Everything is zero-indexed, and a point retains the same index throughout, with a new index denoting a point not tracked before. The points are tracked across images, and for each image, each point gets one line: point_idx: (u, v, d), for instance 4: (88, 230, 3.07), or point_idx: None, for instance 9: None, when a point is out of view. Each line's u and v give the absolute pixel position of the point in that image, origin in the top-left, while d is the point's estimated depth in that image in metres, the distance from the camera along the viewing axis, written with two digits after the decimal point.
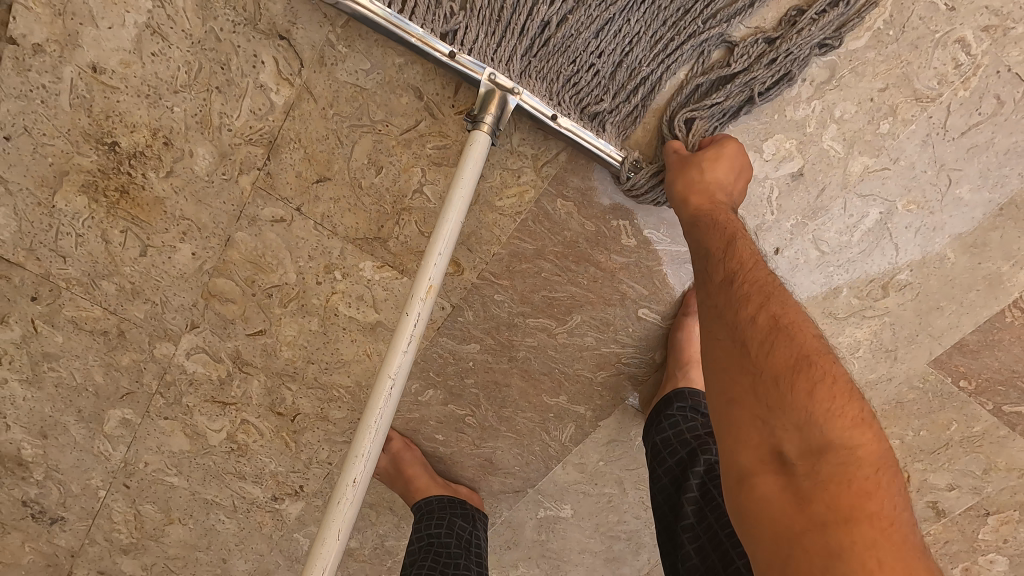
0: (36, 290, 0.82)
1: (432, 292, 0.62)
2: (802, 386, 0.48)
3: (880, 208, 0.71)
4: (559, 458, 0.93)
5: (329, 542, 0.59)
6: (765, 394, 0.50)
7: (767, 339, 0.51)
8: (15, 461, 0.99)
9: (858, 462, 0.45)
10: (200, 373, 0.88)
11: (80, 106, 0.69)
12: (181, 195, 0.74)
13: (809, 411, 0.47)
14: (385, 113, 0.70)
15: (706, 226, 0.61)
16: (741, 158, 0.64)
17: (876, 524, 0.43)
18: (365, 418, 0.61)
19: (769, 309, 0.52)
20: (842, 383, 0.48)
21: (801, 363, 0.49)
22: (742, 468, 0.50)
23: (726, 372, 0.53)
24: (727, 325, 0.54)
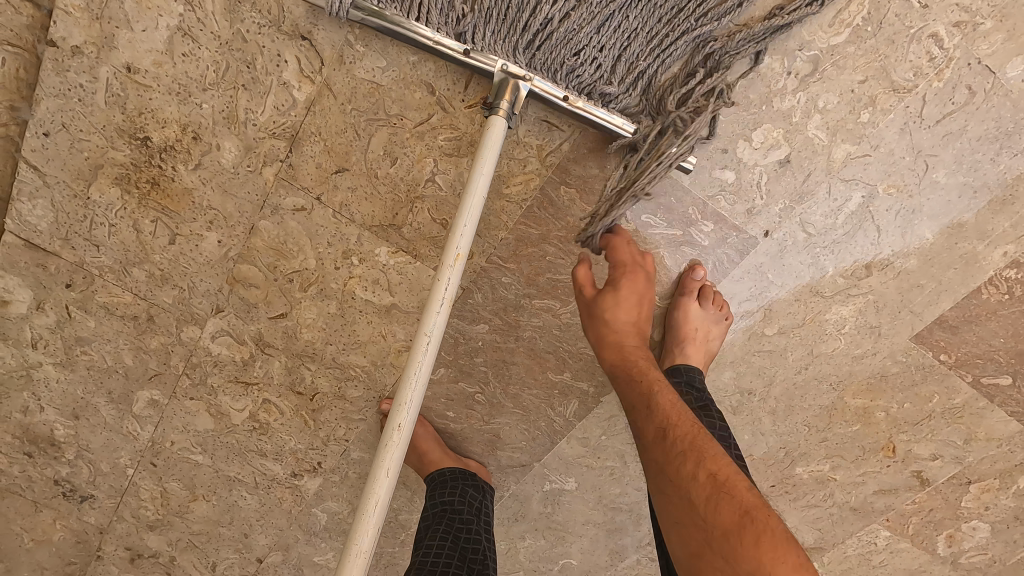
0: (71, 277, 0.87)
1: (460, 261, 0.68)
2: (746, 538, 0.58)
3: (862, 192, 0.76)
4: (564, 433, 0.99)
5: (383, 479, 0.65)
6: (719, 548, 0.60)
7: (710, 497, 0.63)
8: (47, 441, 1.04)
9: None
10: (224, 355, 0.94)
11: (115, 104, 0.74)
12: (208, 186, 0.79)
13: (756, 561, 0.57)
14: (399, 107, 0.75)
15: (626, 378, 0.76)
16: (641, 287, 0.79)
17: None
18: (406, 372, 0.68)
19: (707, 467, 0.65)
20: (779, 533, 0.58)
21: (743, 518, 0.60)
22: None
23: (685, 526, 0.64)
24: (673, 484, 0.66)
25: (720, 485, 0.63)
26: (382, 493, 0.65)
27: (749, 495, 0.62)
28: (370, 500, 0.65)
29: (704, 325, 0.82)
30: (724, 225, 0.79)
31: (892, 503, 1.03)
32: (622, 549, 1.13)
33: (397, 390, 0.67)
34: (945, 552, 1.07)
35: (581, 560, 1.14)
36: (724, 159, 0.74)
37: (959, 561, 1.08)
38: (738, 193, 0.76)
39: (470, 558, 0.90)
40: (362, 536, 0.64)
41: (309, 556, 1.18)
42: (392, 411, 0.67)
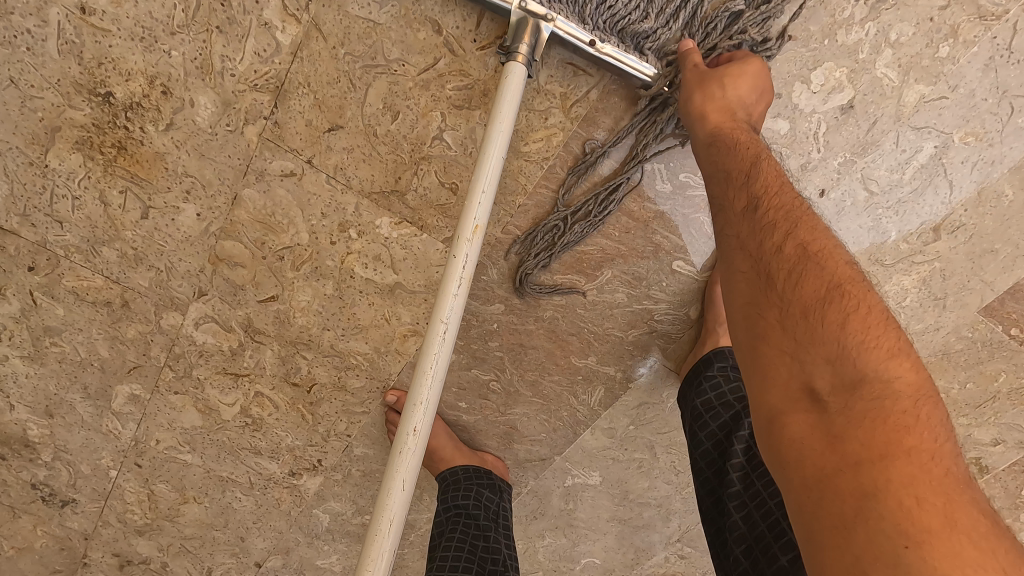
0: (33, 259, 0.77)
1: (479, 235, 0.59)
2: (834, 317, 0.43)
3: (935, 141, 0.66)
4: (588, 423, 0.90)
5: (398, 493, 0.56)
6: (792, 327, 0.45)
7: (794, 268, 0.46)
8: (21, 443, 0.95)
9: (898, 396, 0.40)
10: (210, 344, 0.84)
11: (70, 53, 0.64)
12: (183, 149, 0.69)
13: (845, 343, 0.42)
14: (401, 51, 0.65)
15: (728, 146, 0.56)
16: (768, 77, 0.59)
17: (917, 461, 0.38)
18: (420, 367, 0.58)
19: (796, 234, 0.47)
20: (877, 313, 0.43)
21: (832, 293, 0.44)
22: (768, 407, 0.45)
23: (749, 303, 0.48)
24: (742, 249, 0.50)
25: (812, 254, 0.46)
26: (397, 510, 0.57)
27: (849, 268, 0.46)
28: (384, 516, 0.56)
29: None
30: None
31: None
32: (649, 547, 1.05)
33: (409, 387, 0.58)
34: None
35: (605, 559, 1.06)
36: (778, 106, 0.64)
37: None
38: (793, 146, 0.66)
39: (490, 570, 0.82)
40: (376, 557, 0.55)
41: (310, 560, 1.10)
42: (404, 413, 0.58)
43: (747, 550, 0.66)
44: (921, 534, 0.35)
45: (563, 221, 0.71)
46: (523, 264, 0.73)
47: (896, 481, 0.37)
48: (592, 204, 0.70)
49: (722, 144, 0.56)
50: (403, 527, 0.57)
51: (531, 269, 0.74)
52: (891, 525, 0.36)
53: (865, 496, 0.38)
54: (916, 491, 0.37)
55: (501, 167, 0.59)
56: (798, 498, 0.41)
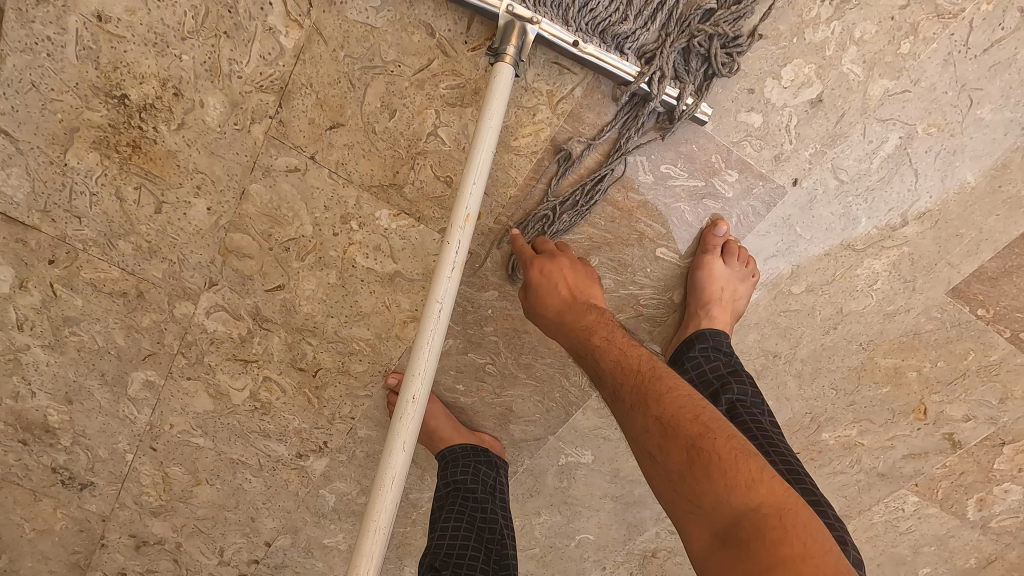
0: (53, 253, 0.82)
1: (471, 220, 0.63)
2: (700, 473, 0.56)
3: (899, 133, 0.70)
4: (579, 404, 0.95)
5: (399, 454, 0.61)
6: (682, 491, 0.57)
7: (661, 444, 0.60)
8: (42, 428, 1.00)
9: (763, 518, 0.51)
10: (221, 332, 0.89)
11: (87, 58, 0.68)
12: (194, 147, 0.74)
13: (714, 488, 0.54)
14: (397, 52, 0.69)
15: (580, 355, 0.72)
16: (556, 266, 0.73)
17: (792, 564, 0.47)
18: (418, 342, 0.63)
19: (653, 411, 0.62)
20: (727, 452, 0.56)
21: (692, 451, 0.57)
22: (697, 558, 0.55)
23: (651, 479, 0.61)
24: (631, 439, 0.64)
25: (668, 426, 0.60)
26: (397, 472, 0.61)
27: (698, 424, 0.60)
28: (386, 476, 0.61)
29: (731, 284, 0.77)
30: (750, 174, 0.73)
31: (921, 467, 0.99)
32: (640, 522, 1.10)
33: (409, 360, 0.63)
34: (975, 516, 1.04)
35: (598, 534, 1.11)
36: (751, 100, 0.69)
37: (989, 525, 1.05)
38: (766, 138, 0.71)
39: (488, 538, 0.87)
40: (379, 511, 0.60)
41: (318, 539, 1.15)
42: (404, 383, 0.62)
43: None
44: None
45: (553, 210, 0.75)
46: (515, 251, 0.78)
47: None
48: (578, 195, 0.74)
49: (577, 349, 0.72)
50: (404, 486, 0.62)
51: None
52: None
53: None
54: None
55: (491, 156, 0.63)
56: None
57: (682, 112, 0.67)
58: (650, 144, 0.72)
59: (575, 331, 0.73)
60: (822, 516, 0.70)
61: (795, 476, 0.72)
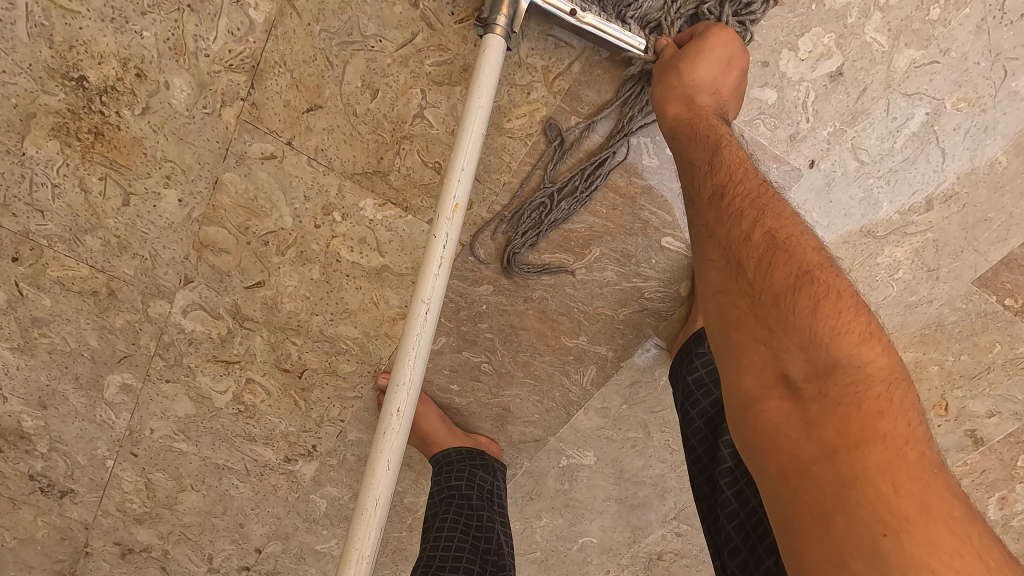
0: (17, 249, 0.76)
1: (459, 212, 0.57)
2: (804, 306, 0.46)
3: (926, 108, 0.64)
4: (581, 403, 0.90)
5: (383, 473, 0.57)
6: (766, 315, 0.48)
7: (764, 258, 0.49)
8: (16, 435, 0.95)
9: (868, 381, 0.42)
10: (199, 332, 0.84)
11: (40, 36, 0.62)
12: (161, 133, 0.68)
13: (814, 330, 0.45)
14: (377, 26, 0.63)
15: (689, 138, 0.58)
16: (738, 51, 0.59)
17: (891, 445, 0.40)
18: (402, 347, 0.58)
19: (764, 222, 0.50)
20: (846, 298, 0.45)
21: (801, 281, 0.46)
22: (754, 392, 0.47)
23: (723, 297, 0.51)
24: (716, 242, 0.53)
25: (779, 243, 0.49)
26: (381, 492, 0.57)
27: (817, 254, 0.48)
28: (369, 496, 0.56)
29: None
30: (763, 157, 0.67)
31: (941, 466, 0.94)
32: (645, 525, 1.06)
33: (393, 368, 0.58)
34: (996, 515, 0.99)
35: (602, 538, 1.07)
36: (765, 75, 0.63)
37: (1010, 524, 1.01)
38: (781, 116, 0.65)
39: (483, 548, 0.82)
40: (362, 535, 0.56)
41: (310, 544, 1.11)
42: (387, 395, 0.57)
43: (741, 527, 0.67)
44: (898, 517, 0.37)
45: (550, 198, 0.70)
46: (511, 242, 0.73)
47: (871, 465, 0.39)
48: (579, 180, 0.68)
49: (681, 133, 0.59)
50: (390, 506, 0.57)
51: (518, 248, 0.73)
52: (869, 512, 0.38)
53: (844, 483, 0.40)
54: (891, 476, 0.38)
55: (480, 143, 0.58)
56: (778, 476, 0.44)
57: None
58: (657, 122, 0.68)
59: (694, 115, 0.59)
60: None
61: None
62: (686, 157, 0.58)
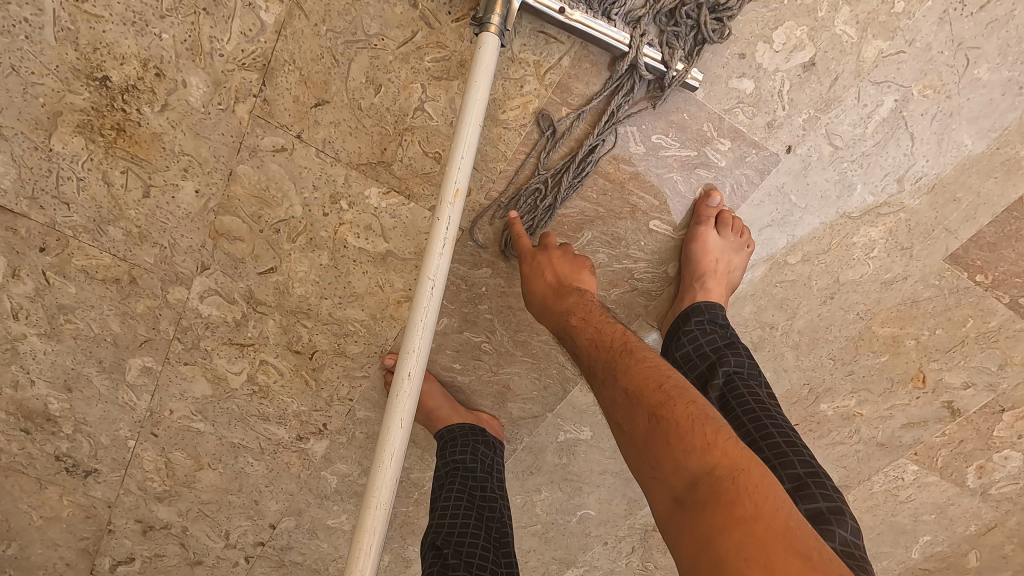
0: (44, 240, 0.81)
1: (462, 194, 0.62)
2: (660, 439, 0.56)
3: (895, 95, 0.69)
4: (577, 380, 0.95)
5: (398, 431, 0.61)
6: (643, 459, 0.58)
7: (628, 414, 0.60)
8: (43, 417, 1.01)
9: (716, 478, 0.51)
10: (215, 316, 0.89)
11: (66, 39, 0.67)
12: (179, 129, 0.73)
13: (671, 454, 0.55)
14: (379, 25, 0.68)
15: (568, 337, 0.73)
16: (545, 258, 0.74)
17: (745, 525, 0.47)
18: (412, 318, 0.62)
19: (621, 382, 0.63)
20: (686, 417, 0.56)
21: (654, 420, 0.58)
22: (659, 520, 0.55)
23: (623, 455, 0.61)
24: (607, 416, 0.64)
25: (635, 396, 0.61)
26: (395, 450, 0.61)
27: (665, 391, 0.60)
28: (385, 453, 0.61)
29: (725, 256, 0.76)
30: (743, 142, 0.72)
31: (920, 436, 0.99)
32: (640, 497, 1.12)
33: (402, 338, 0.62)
34: (974, 483, 1.05)
35: (599, 510, 1.13)
36: (742, 66, 0.67)
37: (989, 492, 1.06)
38: (758, 104, 0.69)
39: (488, 516, 0.87)
40: (379, 488, 0.60)
41: (322, 520, 1.17)
42: (399, 361, 0.62)
43: None
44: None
45: (546, 183, 0.75)
46: (510, 226, 0.78)
47: (733, 545, 0.46)
48: (570, 166, 0.73)
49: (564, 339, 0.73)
50: (403, 463, 0.61)
51: (516, 232, 0.79)
52: None
53: (718, 565, 0.46)
54: (743, 550, 0.46)
55: (480, 129, 0.62)
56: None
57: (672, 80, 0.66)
58: (642, 114, 0.71)
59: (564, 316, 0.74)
60: (820, 489, 0.67)
61: (794, 449, 0.70)
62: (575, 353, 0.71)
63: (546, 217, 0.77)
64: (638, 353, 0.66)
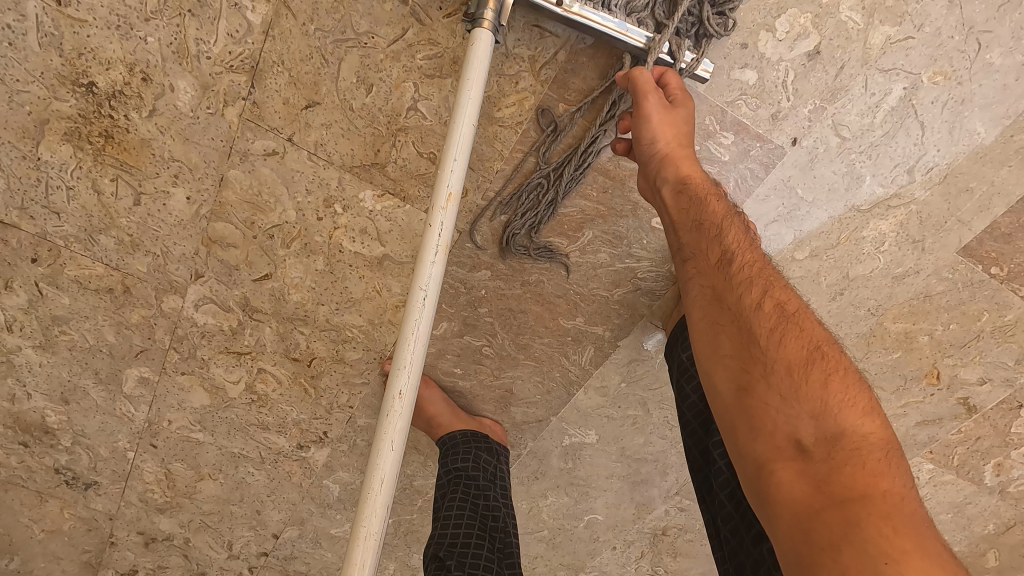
0: (35, 251, 0.80)
1: (454, 201, 0.60)
2: (817, 378, 0.54)
3: (904, 83, 0.66)
4: (580, 382, 0.93)
5: (389, 453, 0.59)
6: (778, 383, 0.55)
7: (777, 330, 0.57)
8: (42, 429, 1.01)
9: (868, 445, 0.51)
10: (211, 325, 0.87)
11: (50, 45, 0.65)
12: (168, 134, 0.71)
13: (824, 402, 0.53)
14: (369, 23, 0.66)
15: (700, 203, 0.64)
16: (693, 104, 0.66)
17: (888, 499, 0.48)
18: (404, 332, 0.60)
19: (773, 298, 0.59)
20: (850, 376, 0.55)
21: (811, 355, 0.55)
22: (767, 452, 0.54)
23: (735, 361, 0.58)
24: (728, 312, 0.60)
25: (791, 320, 0.58)
26: (387, 472, 0.59)
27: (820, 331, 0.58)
28: (376, 475, 0.59)
29: None
30: (746, 136, 0.70)
31: (935, 434, 0.96)
32: (649, 501, 1.09)
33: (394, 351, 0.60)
34: (992, 482, 1.02)
35: (606, 514, 1.12)
36: (745, 56, 0.65)
37: (1007, 490, 1.03)
38: (762, 96, 0.67)
39: (491, 527, 0.86)
40: (370, 513, 0.58)
41: (325, 529, 1.16)
42: (389, 378, 0.60)
43: (731, 495, 0.72)
44: (899, 552, 0.44)
45: (547, 177, 0.72)
46: (511, 225, 0.75)
47: (874, 512, 0.47)
48: (572, 160, 0.71)
49: (687, 198, 0.64)
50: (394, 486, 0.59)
51: (517, 229, 0.75)
52: (871, 548, 0.45)
53: (850, 524, 0.47)
54: (891, 521, 0.46)
55: (472, 133, 0.61)
56: (787, 524, 0.51)
57: (681, 71, 0.64)
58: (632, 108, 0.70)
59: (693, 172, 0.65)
60: None
61: None
62: (697, 218, 0.64)
63: (548, 212, 0.75)
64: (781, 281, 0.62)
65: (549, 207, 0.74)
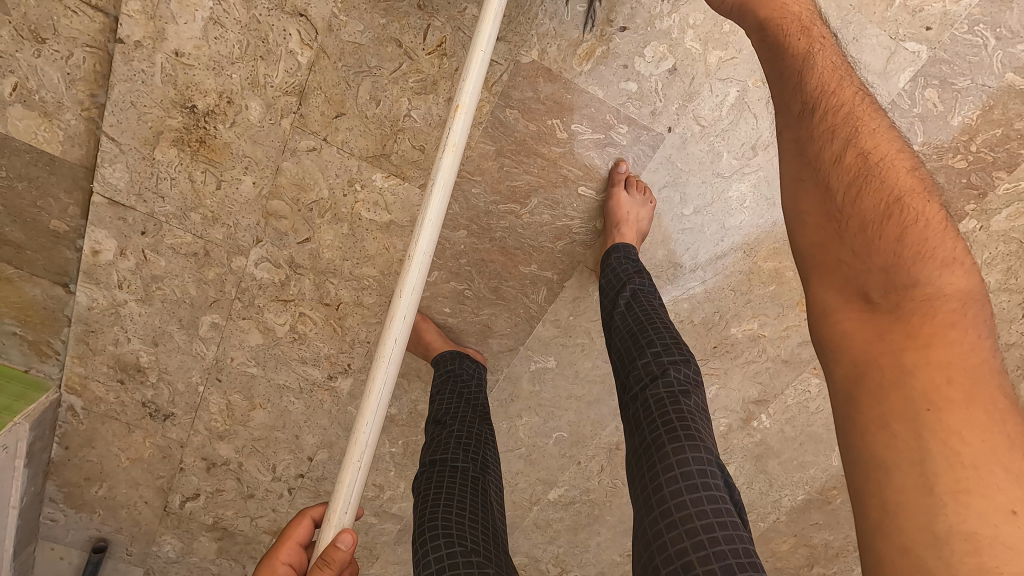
0: (144, 225, 1.13)
1: (461, 110, 0.76)
2: (891, 231, 0.63)
3: (736, 87, 1.02)
4: (539, 317, 1.24)
5: (402, 298, 0.76)
6: (851, 242, 0.66)
7: (854, 184, 0.66)
8: (135, 368, 1.33)
9: (942, 297, 0.61)
10: (266, 279, 1.20)
11: (168, 82, 0.99)
12: (242, 138, 1.05)
13: (898, 255, 0.63)
14: (377, 60, 0.99)
15: (781, 44, 0.76)
16: None
17: (950, 348, 0.58)
18: (422, 209, 0.77)
19: (863, 151, 0.67)
20: (930, 231, 0.63)
21: (889, 210, 0.64)
22: (835, 305, 0.66)
23: (814, 219, 0.69)
24: (811, 165, 0.70)
25: (872, 166, 0.67)
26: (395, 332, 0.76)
27: (905, 179, 0.66)
28: (388, 337, 0.76)
29: (633, 209, 1.04)
30: (635, 127, 1.04)
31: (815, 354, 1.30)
32: (602, 418, 1.40)
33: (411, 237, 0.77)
34: None
35: (570, 431, 1.42)
36: (626, 73, 0.99)
37: None
38: (643, 97, 1.01)
39: (474, 400, 1.14)
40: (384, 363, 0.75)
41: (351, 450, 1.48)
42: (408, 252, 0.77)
43: (620, 356, 0.96)
44: (944, 401, 0.56)
45: None
46: None
47: (931, 363, 0.58)
48: None
49: (769, 46, 0.77)
50: (403, 347, 0.76)
51: None
52: (917, 394, 0.57)
53: (904, 372, 0.58)
54: (947, 371, 0.57)
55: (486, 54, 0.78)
56: (845, 368, 0.63)
57: None
58: (547, 108, 1.01)
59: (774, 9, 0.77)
60: (690, 368, 0.89)
61: (676, 342, 0.91)
62: (780, 67, 0.76)
63: None
64: (874, 124, 0.70)
65: (574, 71, 0.98)
